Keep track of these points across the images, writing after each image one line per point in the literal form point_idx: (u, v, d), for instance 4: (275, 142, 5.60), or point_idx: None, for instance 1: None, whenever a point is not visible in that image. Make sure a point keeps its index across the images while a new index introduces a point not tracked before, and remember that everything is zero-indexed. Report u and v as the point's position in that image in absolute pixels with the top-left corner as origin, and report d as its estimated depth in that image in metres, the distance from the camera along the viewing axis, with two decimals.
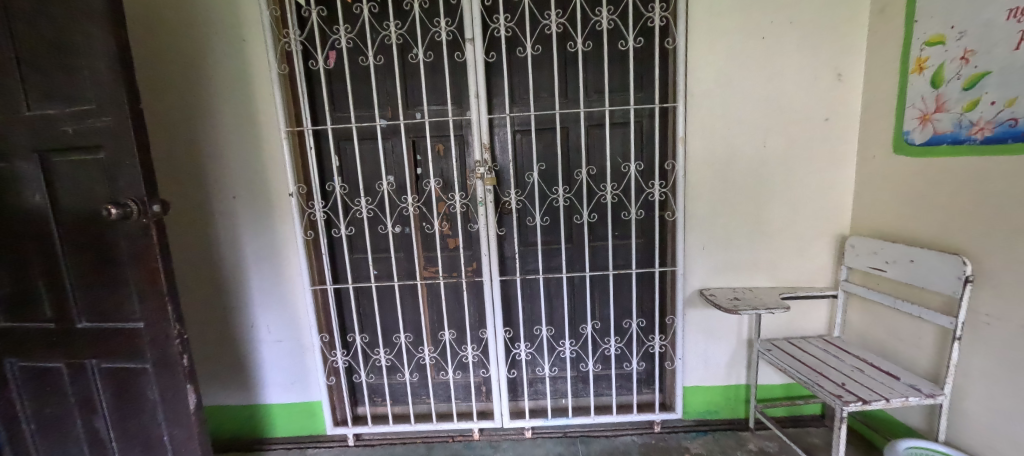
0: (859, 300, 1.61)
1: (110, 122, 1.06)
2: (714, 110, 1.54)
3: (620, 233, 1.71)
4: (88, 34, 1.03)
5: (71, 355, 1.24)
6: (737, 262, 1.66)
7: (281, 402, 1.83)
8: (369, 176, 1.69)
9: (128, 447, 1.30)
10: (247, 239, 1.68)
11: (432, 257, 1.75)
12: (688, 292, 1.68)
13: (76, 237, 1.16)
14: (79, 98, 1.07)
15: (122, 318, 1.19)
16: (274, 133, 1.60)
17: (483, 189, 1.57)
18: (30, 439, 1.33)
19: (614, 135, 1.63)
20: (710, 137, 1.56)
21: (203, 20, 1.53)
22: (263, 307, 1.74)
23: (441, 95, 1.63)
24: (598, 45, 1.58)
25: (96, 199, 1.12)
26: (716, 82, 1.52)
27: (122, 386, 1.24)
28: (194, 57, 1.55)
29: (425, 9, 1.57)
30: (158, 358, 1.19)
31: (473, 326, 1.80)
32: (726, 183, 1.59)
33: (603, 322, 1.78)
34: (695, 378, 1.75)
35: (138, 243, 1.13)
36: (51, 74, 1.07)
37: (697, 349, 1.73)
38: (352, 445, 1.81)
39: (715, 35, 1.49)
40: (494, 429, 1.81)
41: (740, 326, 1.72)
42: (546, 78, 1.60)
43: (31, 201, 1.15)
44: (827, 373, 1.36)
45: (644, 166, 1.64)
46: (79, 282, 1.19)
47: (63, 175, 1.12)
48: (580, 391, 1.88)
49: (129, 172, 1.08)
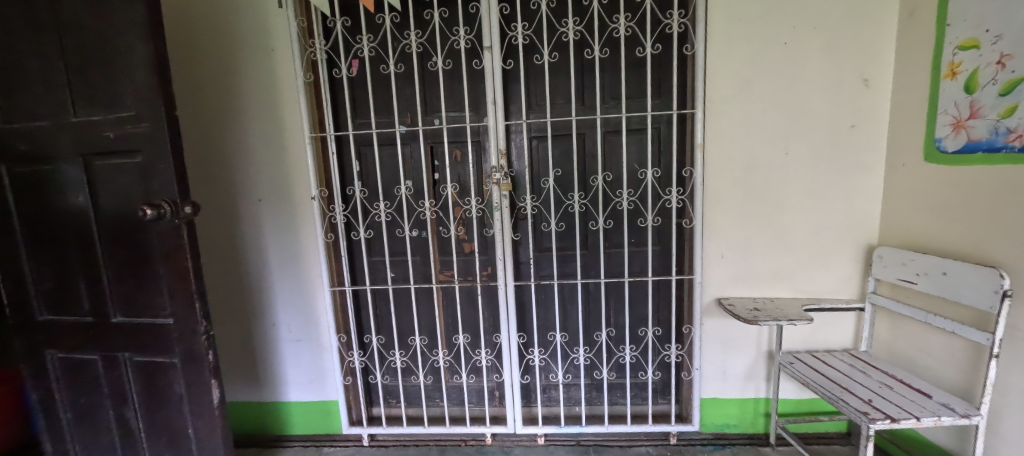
0: (888, 313, 1.55)
1: (148, 128, 1.12)
2: (733, 116, 1.52)
3: (635, 240, 1.69)
4: (129, 45, 1.10)
5: (105, 347, 1.30)
6: (758, 271, 1.62)
7: (299, 399, 1.88)
8: (388, 180, 1.72)
9: (154, 438, 1.35)
10: (271, 239, 1.74)
11: (448, 261, 1.77)
12: (706, 301, 1.65)
13: (112, 236, 1.23)
14: (120, 107, 1.14)
15: (153, 314, 1.25)
16: (298, 139, 1.66)
17: (499, 195, 1.59)
18: (66, 426, 1.41)
19: (631, 141, 1.62)
20: (729, 143, 1.54)
21: (235, 30, 1.60)
22: (284, 306, 1.80)
23: (459, 102, 1.66)
24: (614, 52, 1.59)
25: (132, 199, 1.18)
26: (736, 89, 1.50)
27: (151, 379, 1.30)
28: (224, 67, 1.63)
29: (445, 19, 1.61)
30: (185, 353, 1.24)
31: (487, 330, 1.81)
32: (745, 190, 1.57)
33: (618, 329, 1.76)
34: (712, 390, 1.72)
35: (169, 241, 1.18)
36: (94, 82, 1.15)
37: (714, 359, 1.69)
38: (366, 445, 1.83)
39: (735, 41, 1.48)
40: (507, 435, 1.81)
41: (761, 338, 1.66)
42: (562, 86, 1.61)
43: (73, 201, 1.23)
44: (853, 389, 1.31)
45: (662, 172, 1.63)
46: (115, 279, 1.26)
47: (103, 178, 1.19)
48: (594, 399, 1.86)
49: (162, 175, 1.14)
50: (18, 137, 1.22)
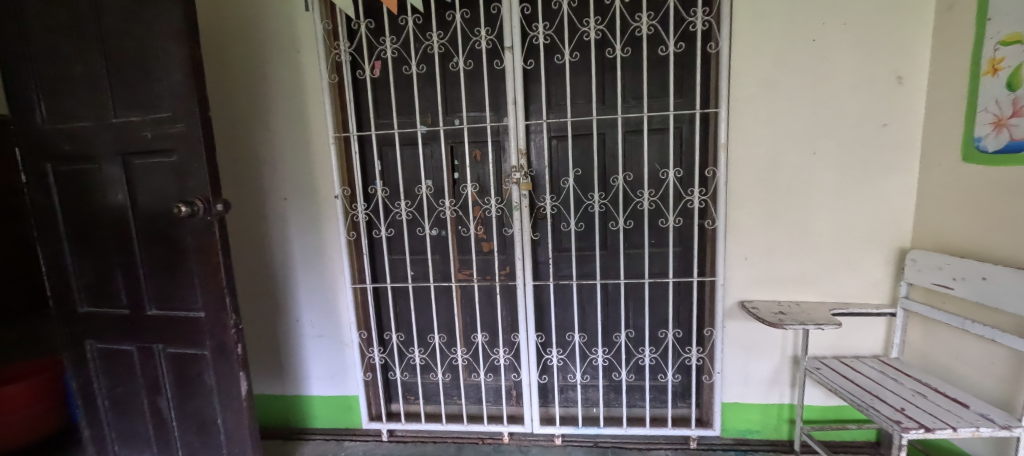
0: (921, 319, 1.49)
1: (183, 128, 1.17)
2: (758, 115, 1.49)
3: (656, 240, 1.67)
4: (167, 48, 1.14)
5: (140, 339, 1.36)
6: (783, 273, 1.58)
7: (321, 394, 1.92)
8: (409, 180, 1.75)
9: (185, 428, 1.40)
10: (295, 237, 1.79)
11: (467, 260, 1.78)
12: (729, 304, 1.62)
13: (147, 233, 1.28)
14: (157, 108, 1.19)
15: (185, 308, 1.29)
16: (322, 139, 1.70)
17: (519, 194, 1.60)
18: (103, 413, 1.48)
19: (653, 141, 1.60)
20: (753, 143, 1.51)
21: (263, 34, 1.65)
22: (308, 302, 1.84)
23: (480, 102, 1.67)
24: (637, 51, 1.57)
25: (168, 197, 1.23)
26: (761, 87, 1.47)
27: (183, 370, 1.34)
28: (253, 69, 1.68)
29: (466, 20, 1.62)
30: (216, 346, 1.29)
31: (506, 329, 1.82)
32: (770, 191, 1.53)
33: (637, 330, 1.75)
34: (734, 395, 1.68)
35: (202, 237, 1.23)
36: (134, 84, 1.20)
37: (736, 363, 1.66)
38: (385, 441, 1.86)
39: (761, 38, 1.45)
40: (524, 434, 1.82)
41: (786, 342, 1.62)
42: (583, 86, 1.61)
43: (113, 198, 1.29)
44: (883, 396, 1.27)
45: (684, 172, 1.60)
46: (150, 274, 1.31)
47: (141, 176, 1.25)
48: (612, 401, 1.84)
49: (197, 173, 1.18)
50: (62, 137, 1.28)
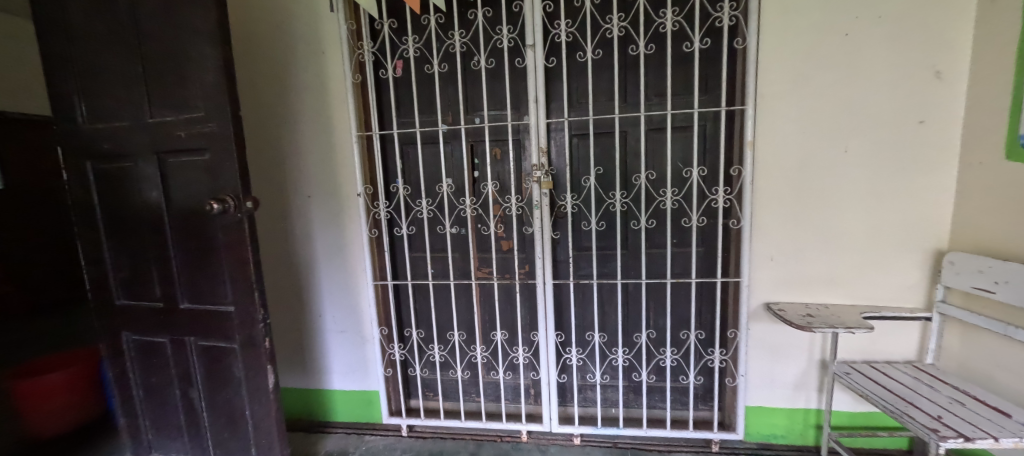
0: (959, 324, 1.43)
1: (215, 128, 1.20)
2: (786, 112, 1.45)
3: (678, 240, 1.65)
4: (200, 50, 1.18)
5: (173, 331, 1.41)
6: (810, 275, 1.54)
7: (342, 388, 1.96)
8: (430, 178, 1.76)
9: (215, 419, 1.44)
10: (318, 234, 1.82)
11: (486, 258, 1.79)
12: (753, 305, 1.59)
13: (181, 229, 1.33)
14: (190, 108, 1.22)
15: (216, 302, 1.33)
16: (346, 138, 1.72)
17: (539, 193, 1.59)
18: (138, 402, 1.53)
19: (676, 139, 1.57)
20: (781, 141, 1.47)
21: (290, 35, 1.69)
22: (330, 298, 1.88)
23: (501, 101, 1.67)
24: (661, 47, 1.55)
25: (200, 194, 1.27)
26: (789, 83, 1.43)
27: (213, 362, 1.39)
28: (279, 70, 1.72)
29: (488, 18, 1.63)
30: (245, 339, 1.32)
31: (525, 328, 1.82)
32: (798, 190, 1.49)
33: (659, 331, 1.72)
34: (758, 398, 1.65)
35: (233, 234, 1.26)
36: (169, 85, 1.24)
37: (761, 366, 1.63)
38: (405, 436, 1.88)
39: (790, 33, 1.41)
40: (543, 433, 1.81)
41: (813, 346, 1.58)
42: (605, 83, 1.60)
43: (148, 195, 1.33)
44: (919, 403, 1.22)
45: (708, 171, 1.58)
46: (183, 268, 1.35)
47: (174, 174, 1.29)
48: (631, 402, 1.83)
49: (228, 172, 1.22)
50: (101, 136, 1.34)
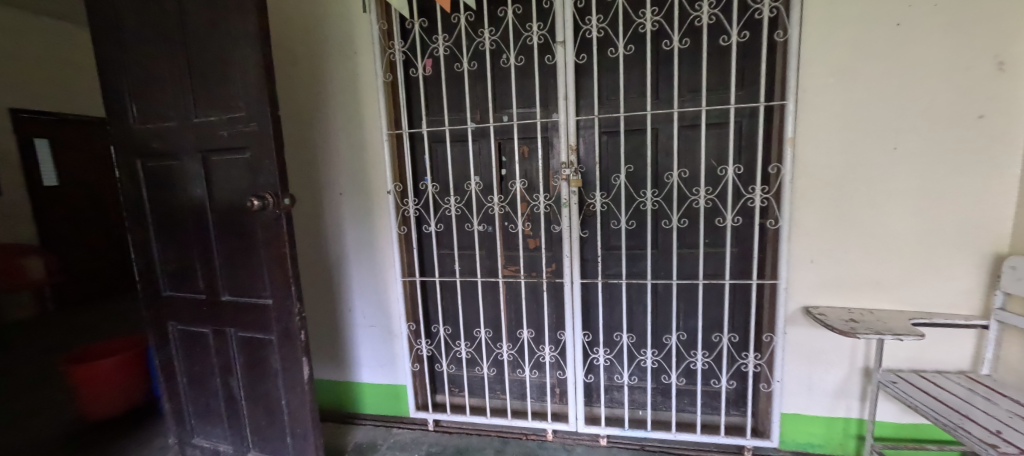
0: (1020, 333, 1.33)
1: (256, 127, 1.24)
2: (829, 107, 1.39)
3: (712, 240, 1.60)
4: (242, 52, 1.22)
5: (215, 322, 1.47)
6: (854, 278, 1.47)
7: (371, 382, 2.00)
8: (459, 176, 1.77)
9: (253, 407, 1.50)
10: (349, 230, 1.87)
11: (513, 256, 1.79)
12: (791, 309, 1.53)
13: (223, 224, 1.38)
14: (233, 108, 1.27)
15: (255, 295, 1.39)
16: (376, 136, 1.75)
17: (568, 191, 1.58)
18: (182, 389, 1.61)
19: (710, 136, 1.53)
20: (823, 138, 1.41)
21: (324, 36, 1.73)
22: (360, 293, 1.92)
23: (530, 98, 1.67)
24: (696, 42, 1.50)
25: (241, 191, 1.32)
26: (834, 77, 1.37)
27: (252, 353, 1.44)
28: (314, 70, 1.77)
29: (518, 15, 1.62)
30: (282, 331, 1.37)
31: (551, 327, 1.81)
32: (841, 189, 1.42)
33: (689, 333, 1.68)
34: (794, 405, 1.59)
35: (271, 229, 1.30)
36: (213, 87, 1.29)
37: (798, 373, 1.56)
38: (431, 430, 1.91)
39: (835, 24, 1.34)
40: (569, 432, 1.81)
41: (856, 352, 1.51)
42: (637, 80, 1.56)
43: (193, 192, 1.40)
44: (974, 416, 1.15)
45: (744, 169, 1.52)
46: (225, 262, 1.41)
47: (217, 172, 1.34)
48: (659, 404, 1.79)
49: (267, 169, 1.26)
50: (151, 136, 1.41)
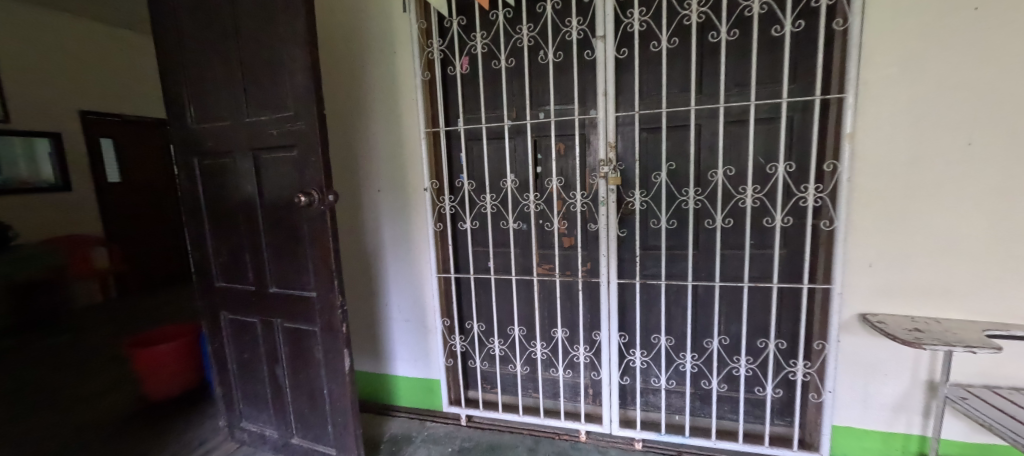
0: None
1: (303, 126, 1.29)
2: (894, 100, 1.29)
3: (759, 241, 1.53)
4: (291, 53, 1.27)
5: (263, 313, 1.54)
6: (918, 285, 1.36)
7: (406, 375, 2.04)
8: (495, 174, 1.77)
9: (297, 395, 1.56)
10: (387, 226, 1.91)
11: (548, 255, 1.77)
12: (845, 315, 1.43)
13: (271, 220, 1.44)
14: (282, 108, 1.32)
15: (300, 288, 1.44)
16: (414, 134, 1.78)
17: (606, 188, 1.55)
18: (232, 375, 1.70)
19: (759, 132, 1.46)
20: (886, 133, 1.31)
21: (365, 36, 1.77)
22: (397, 288, 1.96)
23: (568, 95, 1.64)
24: (745, 33, 1.43)
25: (288, 188, 1.37)
26: (900, 68, 1.27)
27: (297, 343, 1.50)
28: (355, 70, 1.81)
29: (557, 11, 1.60)
30: (325, 323, 1.42)
31: (586, 327, 1.79)
32: (906, 188, 1.32)
33: (732, 337, 1.62)
34: (847, 418, 1.50)
35: (316, 225, 1.35)
36: (264, 87, 1.34)
37: (852, 384, 1.47)
38: (463, 425, 1.93)
39: (903, 10, 1.24)
40: (602, 434, 1.78)
41: (918, 364, 1.40)
42: (680, 74, 1.51)
43: (244, 188, 1.47)
44: None
45: (796, 167, 1.44)
46: (273, 256, 1.48)
47: (267, 169, 1.40)
48: (698, 410, 1.74)
49: (313, 167, 1.30)
50: (207, 135, 1.48)
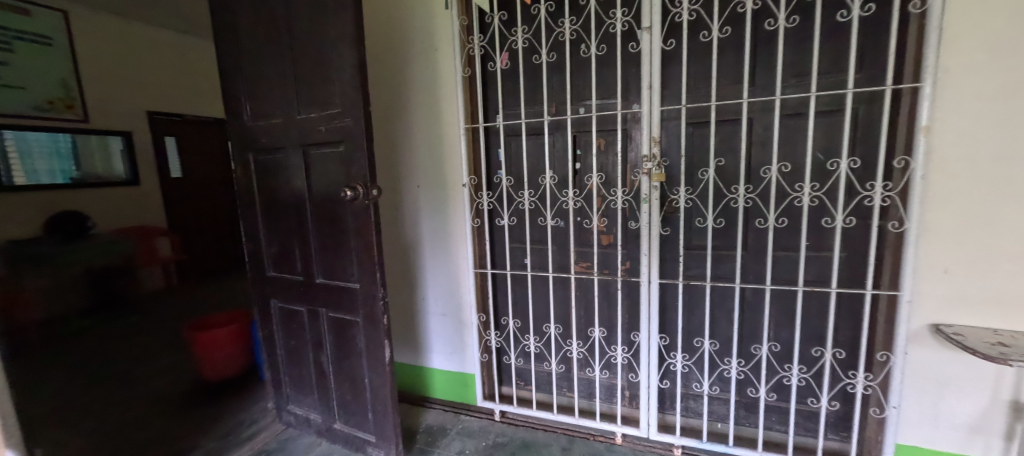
0: None
1: (350, 122, 1.33)
2: (980, 89, 1.16)
3: (815, 243, 1.43)
4: (340, 51, 1.30)
5: (310, 302, 1.61)
6: (1004, 294, 1.22)
7: (442, 368, 2.08)
8: (533, 170, 1.76)
9: (339, 382, 1.62)
10: (426, 221, 1.94)
11: (586, 253, 1.74)
12: (914, 325, 1.32)
13: (318, 213, 1.50)
14: (330, 105, 1.37)
15: (344, 279, 1.49)
16: (453, 130, 1.79)
17: (649, 185, 1.50)
18: (280, 360, 1.79)
19: (819, 125, 1.36)
20: (970, 125, 1.18)
21: (408, 34, 1.80)
22: (435, 282, 1.99)
23: (611, 88, 1.60)
24: (805, 19, 1.34)
25: (335, 182, 1.42)
26: (988, 53, 1.14)
27: (340, 332, 1.56)
28: (398, 67, 1.85)
29: (601, 2, 1.56)
30: (367, 314, 1.46)
31: (625, 327, 1.74)
32: (992, 186, 1.19)
33: (783, 344, 1.53)
34: (912, 436, 1.38)
35: (360, 218, 1.39)
36: (314, 85, 1.39)
37: (920, 400, 1.35)
38: (497, 420, 1.93)
39: None
40: (639, 438, 1.73)
41: (1000, 383, 1.26)
42: (731, 65, 1.43)
43: (294, 183, 1.53)
44: None
45: (860, 163, 1.34)
46: (319, 248, 1.53)
47: (315, 164, 1.46)
48: (743, 419, 1.65)
49: (358, 162, 1.34)
50: (261, 132, 1.56)
